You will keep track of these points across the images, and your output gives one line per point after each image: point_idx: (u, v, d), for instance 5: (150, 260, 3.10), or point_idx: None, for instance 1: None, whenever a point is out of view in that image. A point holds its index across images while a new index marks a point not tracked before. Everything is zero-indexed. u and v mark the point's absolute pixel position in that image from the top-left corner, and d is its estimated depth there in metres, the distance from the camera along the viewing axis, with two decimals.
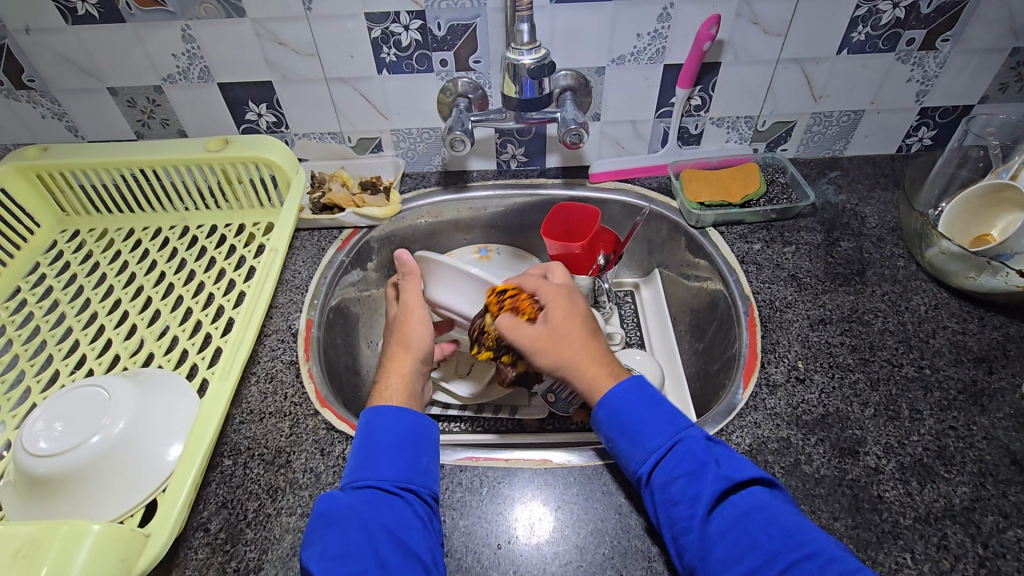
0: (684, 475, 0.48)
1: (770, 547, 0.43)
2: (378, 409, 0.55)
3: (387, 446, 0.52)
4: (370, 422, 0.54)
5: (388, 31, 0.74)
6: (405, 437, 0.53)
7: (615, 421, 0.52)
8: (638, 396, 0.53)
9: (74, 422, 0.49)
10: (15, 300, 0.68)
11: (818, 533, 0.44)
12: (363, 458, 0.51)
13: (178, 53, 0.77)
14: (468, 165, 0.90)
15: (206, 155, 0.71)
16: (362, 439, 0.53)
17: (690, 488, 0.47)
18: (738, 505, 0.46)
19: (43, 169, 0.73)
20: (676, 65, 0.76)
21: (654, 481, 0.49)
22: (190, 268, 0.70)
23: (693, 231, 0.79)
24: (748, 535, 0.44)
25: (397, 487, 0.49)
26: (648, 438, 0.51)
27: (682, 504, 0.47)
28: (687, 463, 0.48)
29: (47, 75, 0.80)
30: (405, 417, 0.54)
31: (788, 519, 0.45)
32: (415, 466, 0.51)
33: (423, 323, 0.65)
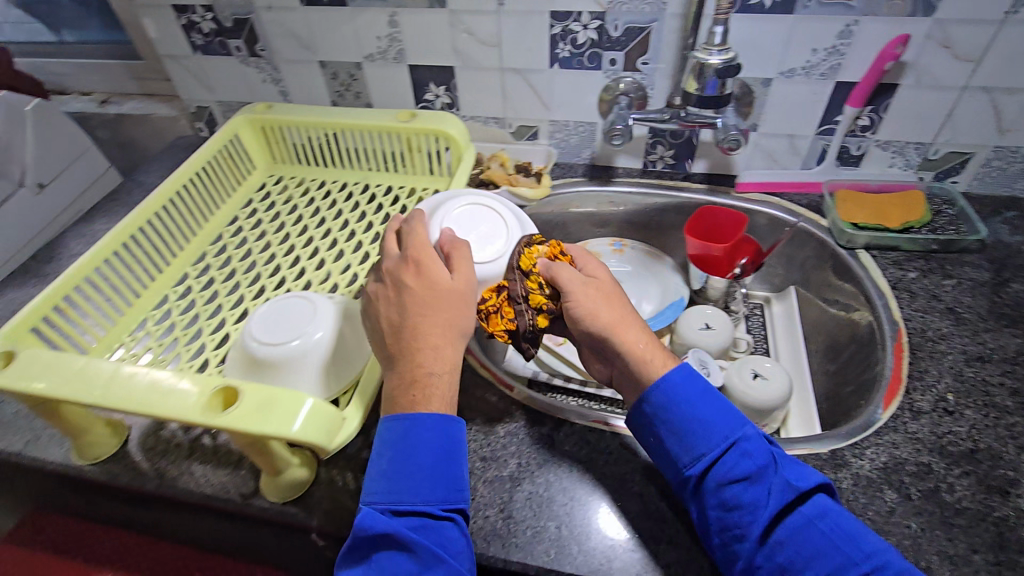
0: (740, 479, 0.48)
1: (836, 557, 0.44)
2: (410, 419, 0.50)
3: (425, 466, 0.48)
4: (406, 436, 0.49)
5: (567, 29, 0.80)
6: (444, 451, 0.49)
7: (666, 418, 0.52)
8: (694, 393, 0.52)
9: (287, 322, 0.60)
10: (235, 227, 0.84)
11: (878, 541, 0.45)
12: (399, 476, 0.48)
13: (382, 35, 0.89)
14: (615, 162, 0.94)
15: (397, 125, 0.81)
16: (397, 449, 0.48)
17: (748, 493, 0.47)
18: (802, 511, 0.46)
19: (266, 122, 0.87)
20: (848, 83, 0.76)
21: (708, 484, 0.49)
22: (370, 219, 0.81)
23: (842, 251, 0.77)
24: (812, 545, 0.45)
25: (443, 511, 0.48)
26: (704, 438, 0.50)
27: (740, 511, 0.47)
28: (748, 465, 0.48)
29: (275, 46, 0.96)
30: (448, 431, 0.50)
31: (850, 525, 0.45)
32: (452, 482, 0.49)
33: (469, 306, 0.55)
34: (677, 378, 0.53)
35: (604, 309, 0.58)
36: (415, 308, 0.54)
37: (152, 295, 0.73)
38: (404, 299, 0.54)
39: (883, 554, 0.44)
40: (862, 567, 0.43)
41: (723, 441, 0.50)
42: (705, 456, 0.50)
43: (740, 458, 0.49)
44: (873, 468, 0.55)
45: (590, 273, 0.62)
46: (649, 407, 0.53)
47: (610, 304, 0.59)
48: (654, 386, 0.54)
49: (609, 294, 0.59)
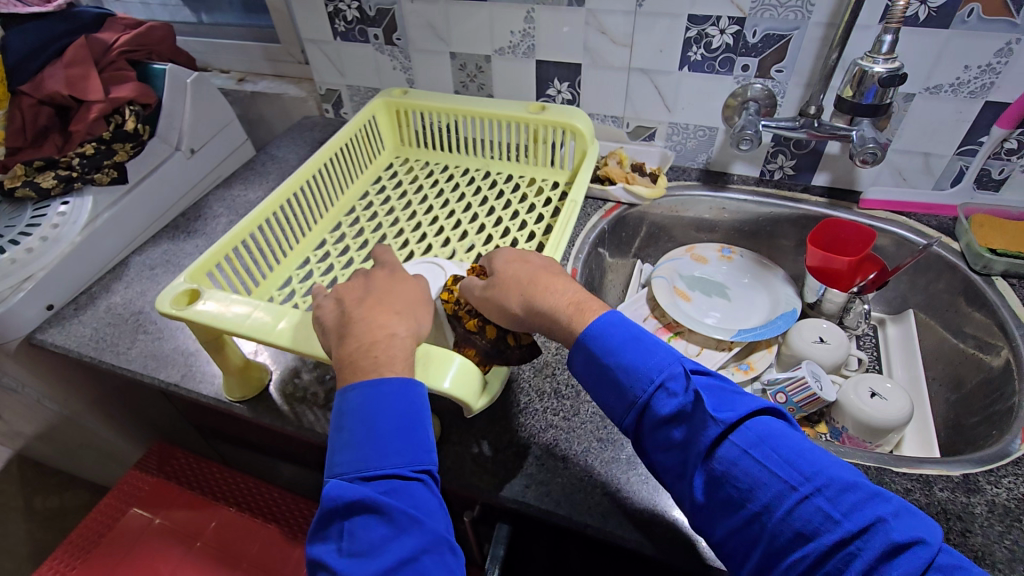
0: (671, 421, 0.46)
1: (772, 482, 0.42)
2: (371, 386, 0.48)
3: (391, 427, 0.47)
4: (367, 402, 0.47)
5: (703, 32, 0.81)
6: (407, 413, 0.47)
7: (592, 371, 0.51)
8: (604, 341, 0.50)
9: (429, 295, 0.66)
10: (365, 202, 0.90)
11: (827, 466, 0.42)
12: (364, 442, 0.46)
13: (516, 30, 0.93)
14: (730, 168, 0.94)
15: (527, 116, 0.84)
16: (358, 417, 0.47)
17: (683, 431, 0.46)
18: (737, 440, 0.44)
19: (402, 106, 0.93)
20: (999, 103, 0.73)
21: (645, 428, 0.48)
22: (492, 205, 0.86)
23: (976, 276, 0.74)
24: (746, 473, 0.42)
25: (414, 473, 0.46)
26: (628, 382, 0.49)
27: (675, 454, 0.46)
28: (675, 404, 0.46)
29: (411, 36, 1.02)
30: (406, 392, 0.48)
31: (793, 449, 0.43)
32: (422, 444, 0.48)
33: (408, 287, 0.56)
34: (600, 326, 0.51)
35: (516, 286, 0.57)
36: (377, 288, 0.56)
37: (297, 256, 0.81)
38: (368, 282, 0.57)
39: (829, 478, 0.41)
40: (801, 492, 0.41)
41: (643, 381, 0.48)
42: (635, 402, 0.48)
43: (380, 395, 0.47)
44: (1010, 497, 0.53)
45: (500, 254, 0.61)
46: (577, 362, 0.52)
47: (547, 279, 0.56)
48: (579, 341, 0.52)
49: (510, 268, 0.59)
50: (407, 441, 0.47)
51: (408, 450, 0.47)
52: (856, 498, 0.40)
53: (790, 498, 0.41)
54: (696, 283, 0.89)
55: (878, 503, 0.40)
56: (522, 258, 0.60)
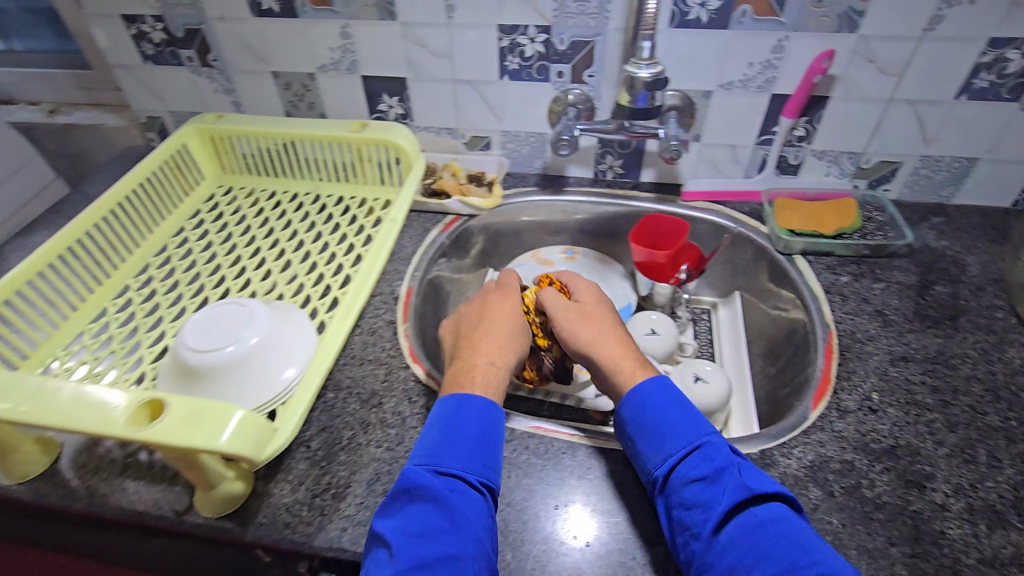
0: (700, 480, 0.50)
1: (784, 557, 0.44)
2: (469, 397, 0.57)
3: (473, 440, 0.54)
4: (454, 416, 0.55)
5: (515, 41, 0.81)
6: (486, 434, 0.55)
7: (637, 421, 0.56)
8: (658, 402, 0.56)
9: (221, 331, 0.59)
10: (180, 238, 0.82)
11: (830, 557, 0.44)
12: (445, 441, 0.54)
13: (334, 46, 0.89)
14: (566, 171, 0.96)
15: (346, 135, 0.81)
16: (449, 425, 0.55)
17: (709, 489, 0.49)
18: (756, 513, 0.47)
19: (216, 133, 0.87)
20: (783, 95, 0.79)
21: (673, 481, 0.52)
22: (318, 230, 0.81)
23: (780, 256, 0.80)
24: (758, 547, 0.45)
25: (478, 483, 0.52)
26: (672, 437, 0.54)
27: (696, 510, 0.49)
28: (708, 467, 0.51)
29: (228, 57, 0.95)
30: (489, 412, 0.56)
31: (803, 536, 0.45)
32: (491, 463, 0.54)
33: (507, 349, 0.64)
34: (651, 387, 0.58)
35: (582, 326, 0.66)
36: (492, 316, 0.67)
37: (91, 308, 0.71)
38: (487, 308, 0.68)
39: (828, 562, 0.43)
40: (801, 569, 0.43)
41: (691, 441, 0.53)
42: (671, 456, 0.53)
43: (465, 410, 0.56)
44: (799, 466, 0.57)
45: (579, 295, 0.71)
46: (624, 410, 0.58)
47: (612, 333, 0.65)
48: (630, 393, 0.58)
49: (591, 312, 0.67)
50: (479, 454, 0.54)
51: (479, 461, 0.53)
52: None
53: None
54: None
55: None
56: (596, 306, 0.68)
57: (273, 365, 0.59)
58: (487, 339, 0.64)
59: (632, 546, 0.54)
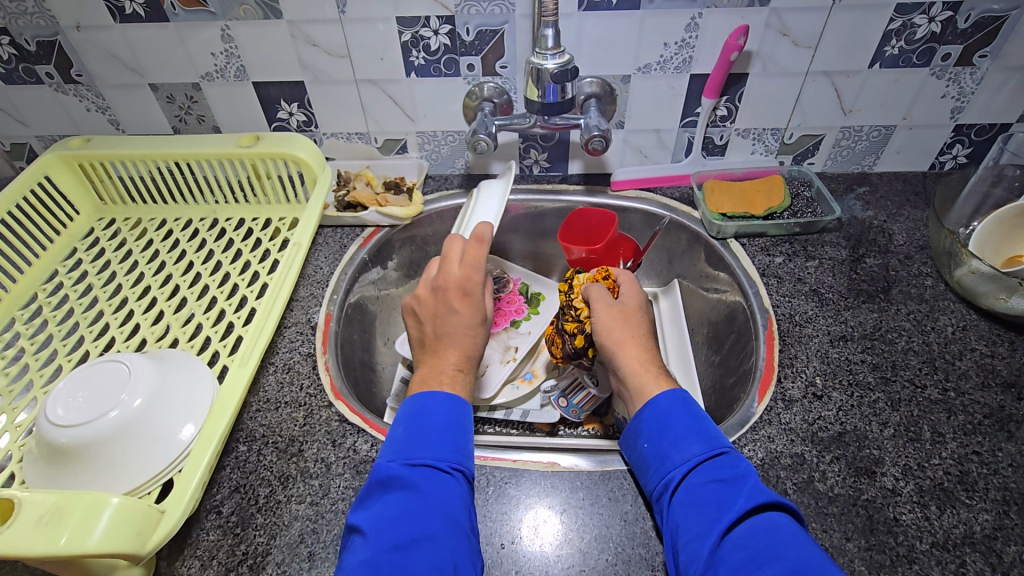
0: (720, 481, 0.47)
1: (795, 561, 0.40)
2: (428, 393, 0.53)
3: (439, 429, 0.51)
4: (418, 407, 0.52)
5: (418, 35, 0.74)
6: (456, 422, 0.52)
7: (658, 423, 0.53)
8: (683, 410, 0.53)
9: (94, 396, 0.51)
10: (53, 284, 0.71)
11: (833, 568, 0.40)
12: (415, 433, 0.50)
13: (217, 52, 0.78)
14: (490, 169, 0.90)
15: (237, 151, 0.73)
16: (413, 417, 0.52)
17: (727, 492, 0.47)
18: (773, 520, 0.44)
19: (85, 159, 0.76)
20: (702, 75, 0.76)
21: (691, 481, 0.48)
22: (217, 259, 0.72)
23: (714, 242, 0.78)
24: (764, 548, 0.42)
25: (449, 468, 0.49)
26: (697, 441, 0.51)
27: (710, 507, 0.46)
28: (732, 471, 0.48)
29: (94, 70, 0.81)
30: (457, 405, 0.53)
31: (812, 547, 0.42)
32: (462, 448, 0.51)
33: (473, 334, 0.58)
34: (681, 399, 0.54)
35: (629, 350, 0.60)
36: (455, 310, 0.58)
37: None
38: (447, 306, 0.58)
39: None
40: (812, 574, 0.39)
41: (714, 446, 0.50)
42: (693, 457, 0.50)
43: (429, 404, 0.52)
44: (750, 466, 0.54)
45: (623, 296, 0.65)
46: (648, 413, 0.54)
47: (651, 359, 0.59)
48: (652, 405, 0.54)
49: (629, 318, 0.63)
50: (450, 442, 0.50)
51: (449, 447, 0.50)
52: None
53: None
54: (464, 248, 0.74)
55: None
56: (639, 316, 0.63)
57: (162, 428, 0.51)
58: (463, 326, 0.57)
59: None
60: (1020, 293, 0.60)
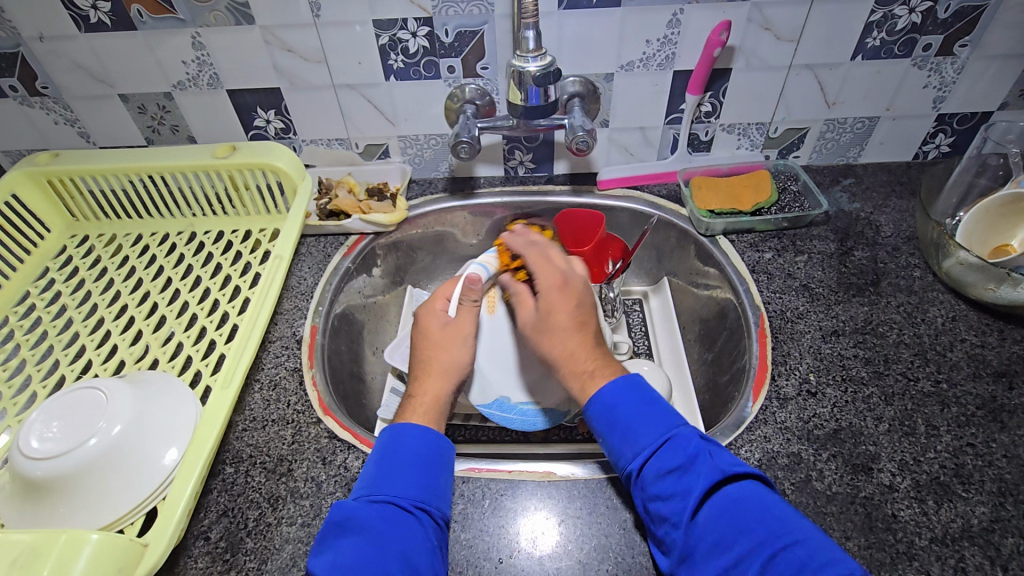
0: (674, 470, 0.47)
1: (762, 530, 0.42)
2: (401, 425, 0.53)
3: (407, 464, 0.50)
4: (392, 438, 0.52)
5: (395, 37, 0.73)
6: (426, 458, 0.50)
7: (607, 419, 0.51)
8: (631, 397, 0.51)
9: (72, 425, 0.49)
10: (25, 307, 0.68)
11: (806, 524, 0.43)
12: (380, 471, 0.49)
13: (188, 60, 0.76)
14: (475, 172, 0.89)
15: (214, 162, 0.71)
16: (382, 454, 0.50)
17: (682, 481, 0.46)
18: (729, 495, 0.45)
19: (54, 175, 0.73)
20: (685, 71, 0.75)
21: (646, 477, 0.47)
22: (196, 274, 0.70)
23: (703, 239, 0.78)
24: (735, 524, 0.43)
25: (413, 507, 0.47)
26: (642, 432, 0.49)
27: (671, 499, 0.45)
28: (682, 456, 0.47)
29: (60, 82, 0.78)
30: (427, 438, 0.52)
31: (776, 507, 0.44)
32: (430, 486, 0.49)
33: (460, 348, 0.60)
34: (622, 385, 0.52)
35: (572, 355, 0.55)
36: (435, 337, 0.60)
37: None
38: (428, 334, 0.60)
39: (808, 535, 0.42)
40: (781, 540, 0.42)
41: (662, 433, 0.49)
42: (643, 450, 0.49)
43: (401, 436, 0.51)
44: None
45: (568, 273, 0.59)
46: (591, 410, 0.52)
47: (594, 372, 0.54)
48: (592, 398, 0.53)
49: (547, 296, 0.57)
50: (417, 479, 0.49)
51: (414, 485, 0.49)
52: (827, 553, 0.41)
53: (769, 549, 0.41)
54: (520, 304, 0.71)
55: (848, 558, 0.41)
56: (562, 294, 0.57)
57: (145, 453, 0.49)
58: (439, 348, 0.59)
59: None
60: (1009, 283, 0.60)
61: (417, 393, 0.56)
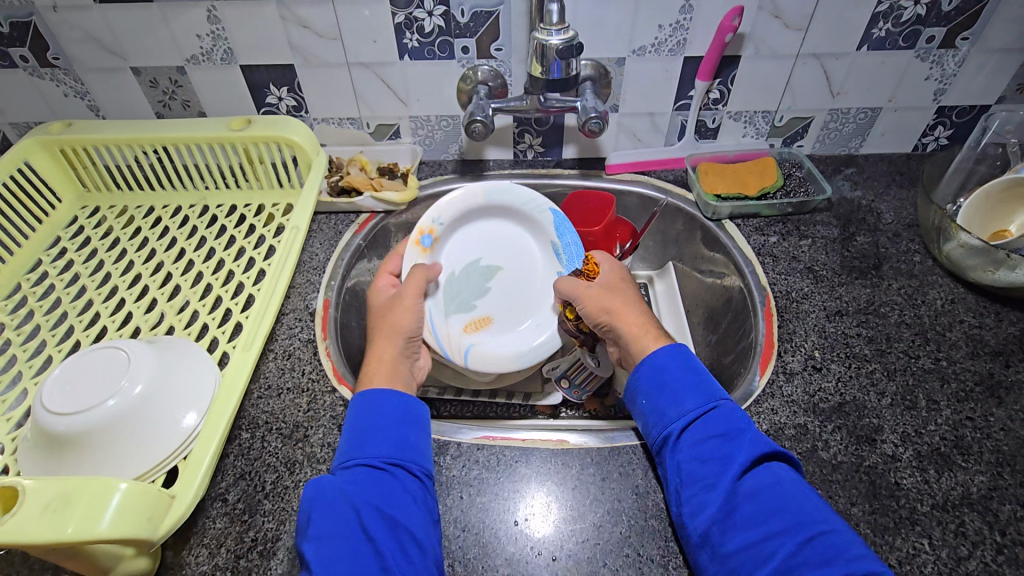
0: (717, 437, 0.49)
1: (795, 514, 0.44)
2: (367, 390, 0.54)
3: (384, 427, 0.51)
4: (360, 403, 0.53)
5: (411, 16, 0.73)
6: (397, 417, 0.52)
7: (654, 380, 0.54)
8: (677, 365, 0.55)
9: (94, 383, 0.50)
10: (37, 274, 0.68)
11: (837, 519, 0.45)
12: (355, 435, 0.51)
13: (203, 33, 0.76)
14: (484, 154, 0.90)
15: (229, 135, 0.71)
16: (351, 424, 0.52)
17: (726, 448, 0.48)
18: (776, 473, 0.47)
19: (67, 144, 0.73)
20: (696, 58, 0.76)
21: (685, 440, 0.50)
22: (210, 246, 0.71)
23: (710, 223, 0.79)
24: (769, 503, 0.45)
25: (387, 464, 0.49)
26: (687, 397, 0.52)
27: (711, 463, 0.48)
28: (722, 428, 0.50)
29: (73, 54, 0.78)
30: (395, 401, 0.53)
31: (807, 497, 0.46)
32: (406, 444, 0.51)
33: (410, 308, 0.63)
34: (669, 355, 0.55)
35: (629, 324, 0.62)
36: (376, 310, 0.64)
37: None
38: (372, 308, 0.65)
39: (837, 528, 0.44)
40: (812, 531, 0.43)
41: (707, 401, 0.52)
42: (686, 414, 0.51)
43: (371, 402, 0.53)
44: None
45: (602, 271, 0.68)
46: (641, 372, 0.56)
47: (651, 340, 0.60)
48: (642, 362, 0.56)
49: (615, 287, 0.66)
50: (392, 440, 0.50)
51: (386, 443, 0.50)
52: (849, 553, 0.42)
53: (804, 533, 0.43)
54: (472, 271, 0.71)
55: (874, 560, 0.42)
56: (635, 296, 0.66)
57: (165, 414, 0.50)
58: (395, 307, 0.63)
59: (606, 553, 0.49)
60: (1007, 266, 0.62)
61: (367, 359, 0.59)
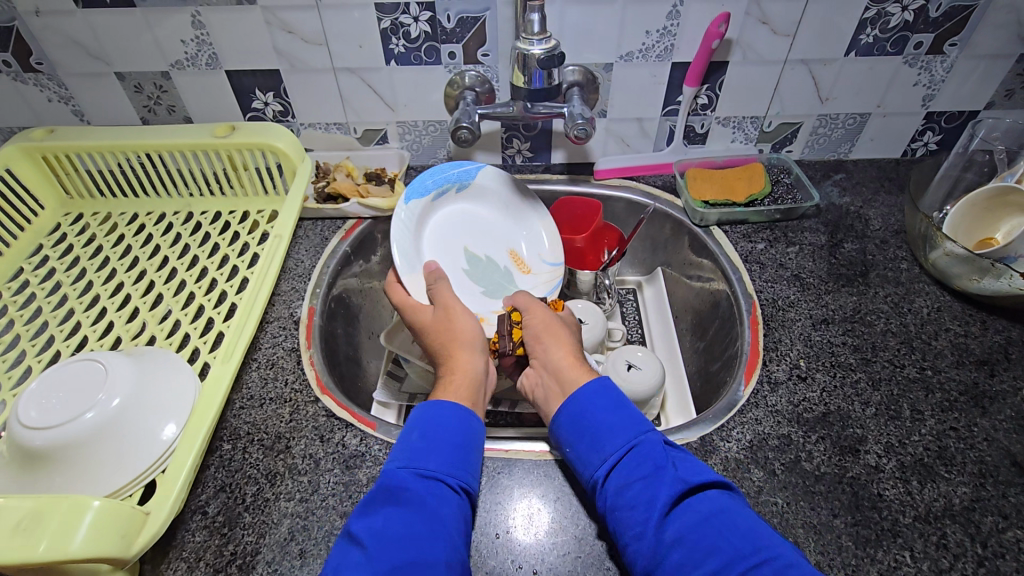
0: (640, 479, 0.46)
1: (729, 551, 0.41)
2: (438, 403, 0.52)
3: (451, 443, 0.49)
4: (437, 415, 0.50)
5: (397, 22, 0.73)
6: (466, 440, 0.50)
7: (575, 423, 0.52)
8: (598, 399, 0.52)
9: (71, 396, 0.49)
10: (18, 283, 0.67)
11: (779, 543, 0.42)
12: (425, 445, 0.48)
13: (187, 38, 0.75)
14: (473, 159, 0.89)
15: (213, 141, 0.71)
16: (427, 428, 0.49)
17: (648, 490, 0.45)
18: (698, 507, 0.44)
19: (49, 150, 0.72)
20: (683, 64, 0.76)
21: (610, 485, 0.47)
22: (193, 254, 0.70)
23: (697, 229, 0.79)
24: (702, 542, 0.42)
25: (459, 487, 0.47)
26: (608, 438, 0.50)
27: (638, 508, 0.45)
28: (643, 467, 0.47)
29: (56, 58, 0.77)
30: (465, 421, 0.51)
31: (745, 523, 0.43)
32: (472, 470, 0.49)
33: (467, 314, 0.62)
34: (595, 388, 0.53)
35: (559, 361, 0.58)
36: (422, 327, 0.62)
37: None
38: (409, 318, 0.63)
39: (781, 554, 0.40)
40: (751, 561, 0.40)
41: (631, 437, 0.49)
42: (610, 457, 0.49)
43: (444, 413, 0.51)
44: (740, 448, 0.55)
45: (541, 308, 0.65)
46: (563, 416, 0.53)
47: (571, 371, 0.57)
48: (564, 405, 0.53)
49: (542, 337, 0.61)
50: (460, 461, 0.48)
51: (461, 467, 0.48)
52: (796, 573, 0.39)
53: (738, 567, 0.40)
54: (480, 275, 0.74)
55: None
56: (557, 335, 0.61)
57: (144, 427, 0.49)
58: (454, 311, 0.62)
59: (587, 566, 0.49)
60: (992, 274, 0.62)
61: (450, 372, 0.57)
